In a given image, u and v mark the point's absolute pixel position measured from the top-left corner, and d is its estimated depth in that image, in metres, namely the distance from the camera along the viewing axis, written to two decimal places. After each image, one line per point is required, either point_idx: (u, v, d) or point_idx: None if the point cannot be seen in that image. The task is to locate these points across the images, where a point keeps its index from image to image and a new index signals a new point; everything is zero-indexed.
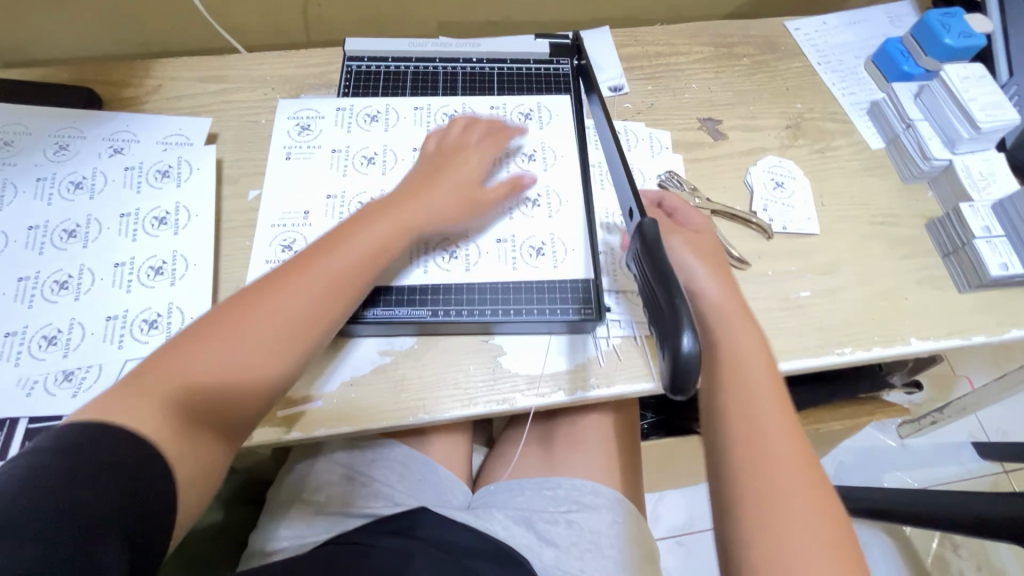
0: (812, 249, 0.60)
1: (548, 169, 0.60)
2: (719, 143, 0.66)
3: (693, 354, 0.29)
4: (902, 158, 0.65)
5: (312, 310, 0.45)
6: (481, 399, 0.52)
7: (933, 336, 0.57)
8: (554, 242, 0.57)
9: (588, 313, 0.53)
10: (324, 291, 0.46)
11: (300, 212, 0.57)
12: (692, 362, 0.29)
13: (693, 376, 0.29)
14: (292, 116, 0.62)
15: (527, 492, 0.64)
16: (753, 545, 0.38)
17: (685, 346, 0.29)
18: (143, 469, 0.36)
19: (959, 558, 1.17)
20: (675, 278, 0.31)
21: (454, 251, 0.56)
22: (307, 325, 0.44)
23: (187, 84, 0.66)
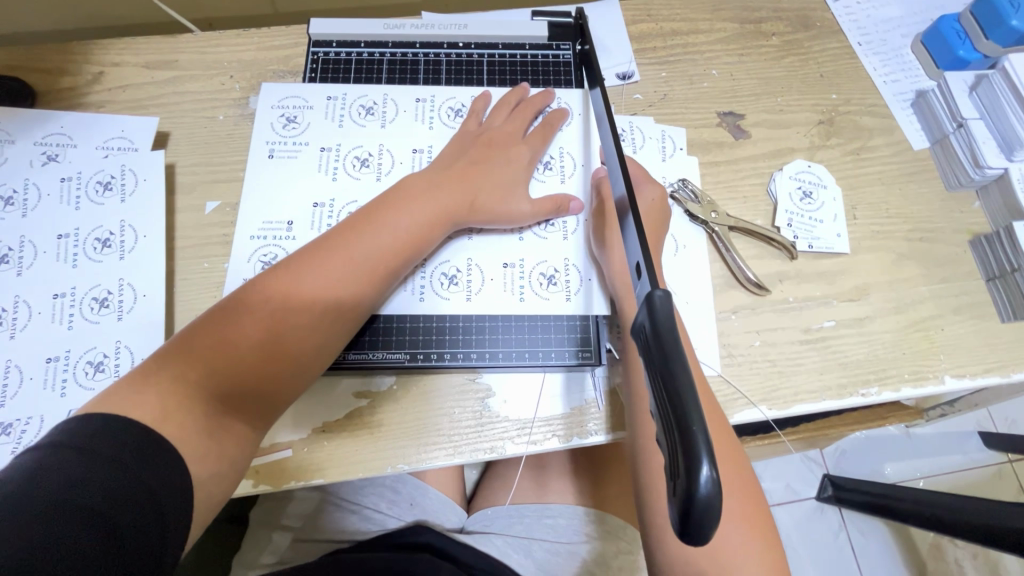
0: (840, 271, 0.53)
1: (566, 180, 0.53)
2: (740, 142, 0.58)
3: (709, 491, 0.23)
4: (949, 162, 0.57)
5: (338, 310, 0.42)
6: (467, 448, 0.47)
7: (969, 373, 0.51)
8: (569, 269, 0.51)
9: (586, 357, 0.49)
10: (337, 296, 0.42)
11: (283, 223, 0.50)
12: (710, 500, 0.23)
13: (715, 517, 0.23)
14: (276, 106, 0.54)
15: (526, 520, 0.59)
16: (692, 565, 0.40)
17: (700, 479, 0.23)
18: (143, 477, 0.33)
19: (956, 548, 1.16)
20: (685, 377, 0.26)
21: (455, 276, 0.50)
22: (333, 325, 0.42)
23: (133, 71, 0.57)
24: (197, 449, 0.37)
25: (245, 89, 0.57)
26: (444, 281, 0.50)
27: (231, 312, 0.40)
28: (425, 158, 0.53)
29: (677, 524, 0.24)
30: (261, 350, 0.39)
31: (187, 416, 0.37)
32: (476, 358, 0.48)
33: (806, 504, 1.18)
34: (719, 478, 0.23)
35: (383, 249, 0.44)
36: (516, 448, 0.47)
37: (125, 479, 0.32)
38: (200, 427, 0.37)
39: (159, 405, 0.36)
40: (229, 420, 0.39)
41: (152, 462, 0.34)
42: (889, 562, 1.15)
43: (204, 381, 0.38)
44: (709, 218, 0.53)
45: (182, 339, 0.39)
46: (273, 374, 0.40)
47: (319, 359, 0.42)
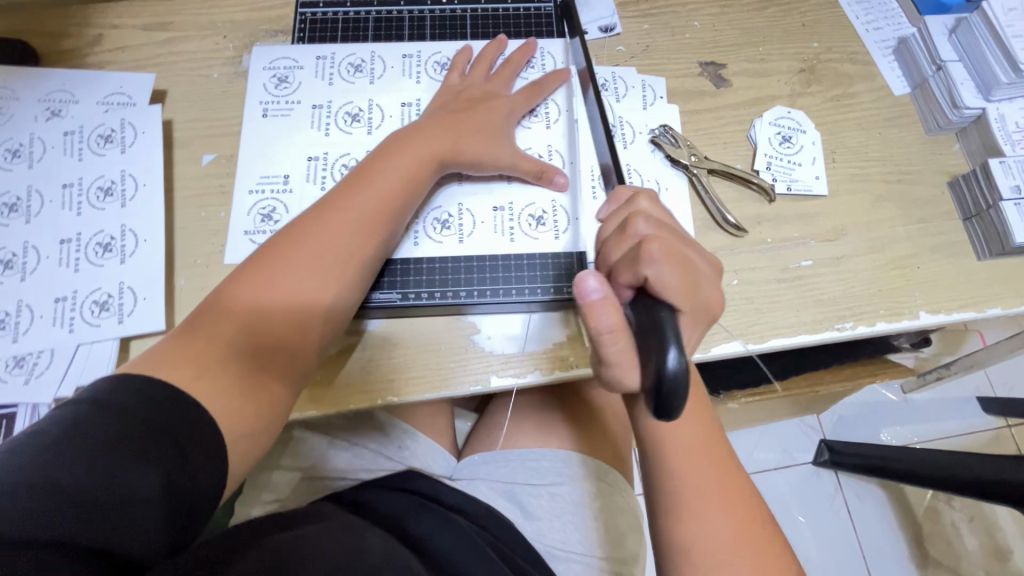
0: (818, 212, 0.55)
1: (552, 126, 0.55)
2: (721, 91, 0.59)
3: (675, 375, 0.31)
4: (929, 105, 0.58)
5: (344, 262, 0.44)
6: (452, 378, 0.49)
7: (944, 309, 0.52)
8: (556, 211, 0.53)
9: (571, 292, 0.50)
10: (345, 252, 0.44)
11: (279, 176, 0.52)
12: (677, 375, 0.31)
13: (683, 391, 0.31)
14: (269, 66, 0.56)
15: (510, 463, 0.63)
16: None
17: (669, 363, 0.31)
18: (177, 431, 0.35)
19: (951, 510, 1.18)
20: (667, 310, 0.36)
21: (447, 220, 0.52)
22: (347, 275, 0.45)
23: (130, 33, 0.60)
24: (233, 397, 0.39)
25: (238, 47, 0.59)
26: (438, 225, 0.52)
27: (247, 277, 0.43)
28: (414, 111, 0.55)
29: (649, 343, 0.33)
30: (286, 302, 0.42)
31: (222, 371, 0.39)
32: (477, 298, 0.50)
33: (801, 468, 1.19)
34: (684, 359, 0.31)
35: (381, 198, 0.46)
36: (505, 381, 0.49)
37: (158, 439, 0.34)
38: (234, 381, 0.40)
39: (192, 366, 0.39)
40: (261, 378, 0.41)
41: (184, 417, 0.36)
42: (884, 524, 1.16)
43: (234, 337, 0.41)
44: (689, 162, 0.55)
45: (202, 312, 0.42)
46: (290, 321, 0.42)
47: (340, 305, 0.44)
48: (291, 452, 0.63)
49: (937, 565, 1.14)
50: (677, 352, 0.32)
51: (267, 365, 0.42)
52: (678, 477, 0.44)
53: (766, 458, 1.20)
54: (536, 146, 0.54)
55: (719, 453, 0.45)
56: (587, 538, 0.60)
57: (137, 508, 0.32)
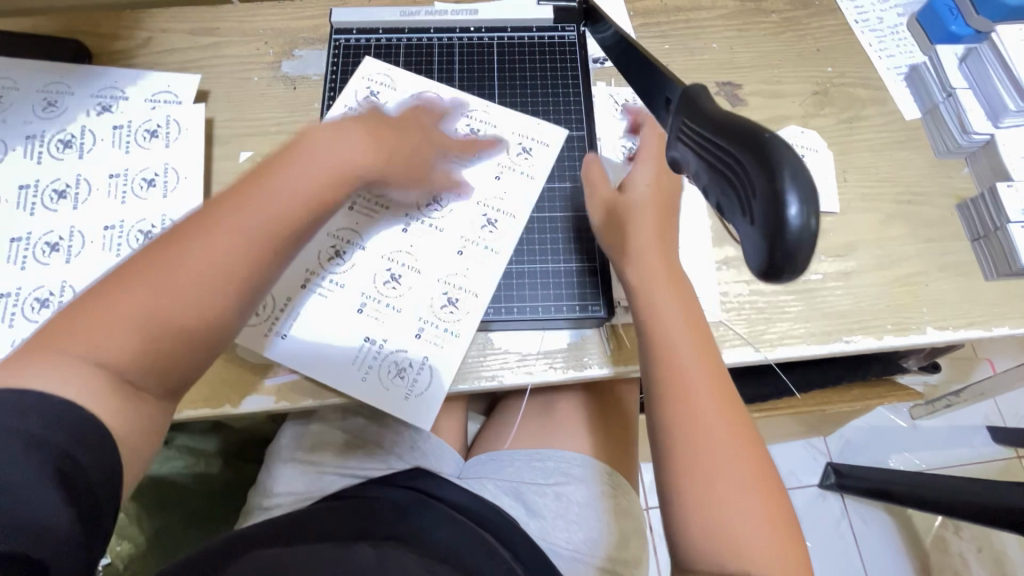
0: (829, 228, 0.56)
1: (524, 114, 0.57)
2: (737, 110, 0.61)
3: (798, 226, 0.25)
4: (939, 130, 0.59)
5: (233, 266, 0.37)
6: (469, 376, 0.50)
7: (952, 326, 0.53)
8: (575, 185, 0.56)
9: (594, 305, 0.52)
10: (233, 254, 0.37)
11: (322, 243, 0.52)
12: (800, 232, 0.25)
13: (811, 246, 0.25)
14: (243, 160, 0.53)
15: (517, 463, 0.65)
16: (689, 477, 0.42)
17: (790, 215, 0.25)
18: (67, 438, 0.32)
19: (959, 539, 1.16)
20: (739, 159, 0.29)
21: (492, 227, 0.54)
22: (228, 284, 0.37)
23: (178, 37, 0.63)
24: (104, 402, 0.34)
25: (278, 53, 0.63)
26: (483, 222, 0.54)
27: (138, 261, 0.37)
28: None
29: (755, 180, 0.27)
30: (175, 295, 0.36)
31: (96, 376, 0.34)
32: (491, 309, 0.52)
33: (808, 491, 1.18)
34: (813, 208, 0.25)
35: (295, 204, 0.39)
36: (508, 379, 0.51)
37: (34, 450, 0.31)
38: (108, 384, 0.35)
39: (57, 366, 0.33)
40: (134, 385, 0.36)
41: (69, 426, 0.33)
42: (891, 551, 1.15)
43: (101, 337, 0.35)
44: None
45: (75, 305, 0.36)
46: (163, 323, 0.36)
47: (241, 307, 0.39)
48: (304, 445, 0.66)
49: None
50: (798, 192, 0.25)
51: (141, 370, 0.36)
52: (668, 381, 0.44)
53: None
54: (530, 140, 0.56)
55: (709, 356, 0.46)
56: (591, 538, 0.60)
57: (39, 509, 0.30)
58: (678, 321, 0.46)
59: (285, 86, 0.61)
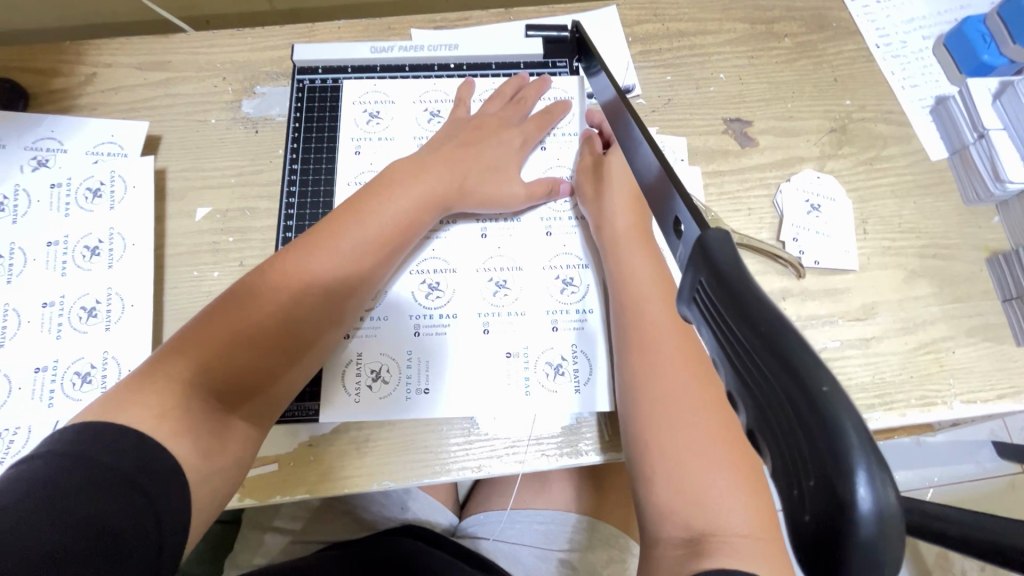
0: (848, 287, 0.51)
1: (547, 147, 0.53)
2: (747, 151, 0.56)
3: (872, 523, 0.14)
4: (969, 175, 0.54)
5: (326, 295, 0.42)
6: (453, 466, 0.45)
7: (980, 399, 0.49)
8: None
9: (603, 378, 0.46)
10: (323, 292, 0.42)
11: None
12: (879, 526, 0.14)
13: (897, 544, 0.15)
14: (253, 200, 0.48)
15: (516, 526, 0.61)
16: (644, 414, 0.39)
17: (857, 505, 0.14)
18: (157, 481, 0.33)
19: (963, 558, 1.12)
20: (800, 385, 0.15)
21: (506, 289, 0.48)
22: (324, 311, 0.42)
23: (125, 73, 0.57)
24: (196, 442, 0.36)
25: (238, 91, 0.56)
26: (493, 288, 0.48)
27: (231, 298, 0.40)
28: None
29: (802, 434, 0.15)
30: (270, 323, 0.40)
31: (192, 409, 0.37)
32: (560, 324, 0.47)
33: None
34: (892, 489, 0.14)
35: (372, 246, 0.44)
36: (537, 459, 0.45)
37: (123, 488, 0.32)
38: (200, 422, 0.37)
39: (160, 405, 0.35)
40: (227, 421, 0.39)
41: (151, 467, 0.33)
42: None
43: (200, 373, 0.37)
44: None
45: (176, 337, 0.39)
46: (257, 360, 0.39)
47: (328, 341, 0.43)
48: (285, 513, 0.61)
49: None
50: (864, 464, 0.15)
51: (237, 405, 0.39)
52: (632, 328, 0.42)
53: None
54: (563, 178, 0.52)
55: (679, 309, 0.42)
56: None
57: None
58: (646, 270, 0.44)
59: (245, 129, 0.55)
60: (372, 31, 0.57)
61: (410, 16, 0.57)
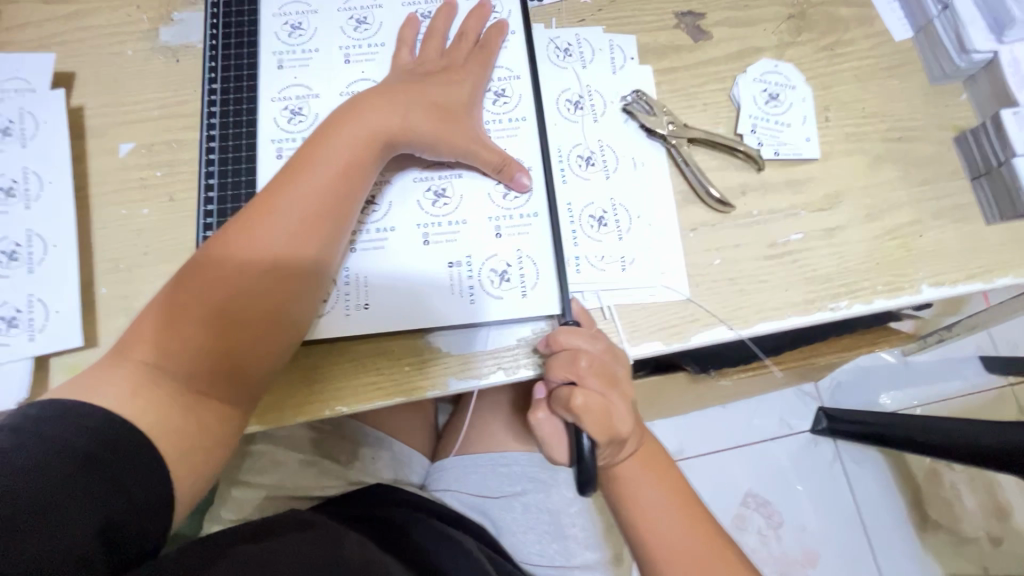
0: (810, 178, 0.49)
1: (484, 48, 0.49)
2: (700, 45, 0.52)
3: None
4: (934, 51, 0.51)
5: (271, 267, 0.40)
6: (405, 388, 0.43)
7: (949, 281, 0.47)
8: (563, 159, 0.48)
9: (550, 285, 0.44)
10: (268, 266, 0.40)
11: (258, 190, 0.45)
12: None
13: None
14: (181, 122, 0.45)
15: (479, 471, 0.57)
16: None
17: None
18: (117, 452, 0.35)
19: (952, 472, 1.13)
20: None
21: (445, 195, 0.46)
22: (271, 284, 0.40)
23: (29, 7, 0.53)
24: (158, 421, 0.37)
25: (153, 19, 0.52)
26: (432, 199, 0.46)
27: (184, 281, 0.40)
28: (360, 84, 0.47)
29: None
30: (215, 306, 0.39)
31: (157, 390, 0.38)
32: (505, 230, 0.45)
33: (799, 438, 1.14)
34: None
35: (308, 210, 0.41)
36: (494, 373, 0.44)
37: (85, 470, 0.33)
38: (167, 403, 0.38)
39: (123, 387, 0.37)
40: (198, 401, 0.39)
41: (115, 445, 0.35)
42: (885, 491, 1.12)
43: (157, 359, 0.38)
44: (666, 131, 0.48)
45: (138, 325, 0.40)
46: (209, 342, 0.39)
47: (285, 314, 0.40)
48: (248, 468, 0.57)
49: (936, 529, 1.11)
50: None
51: (203, 384, 0.39)
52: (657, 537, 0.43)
53: (763, 430, 1.14)
54: (501, 78, 0.49)
55: (707, 529, 0.44)
56: (569, 547, 0.56)
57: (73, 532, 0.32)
58: (680, 533, 0.43)
59: (164, 58, 0.51)
60: None
61: None
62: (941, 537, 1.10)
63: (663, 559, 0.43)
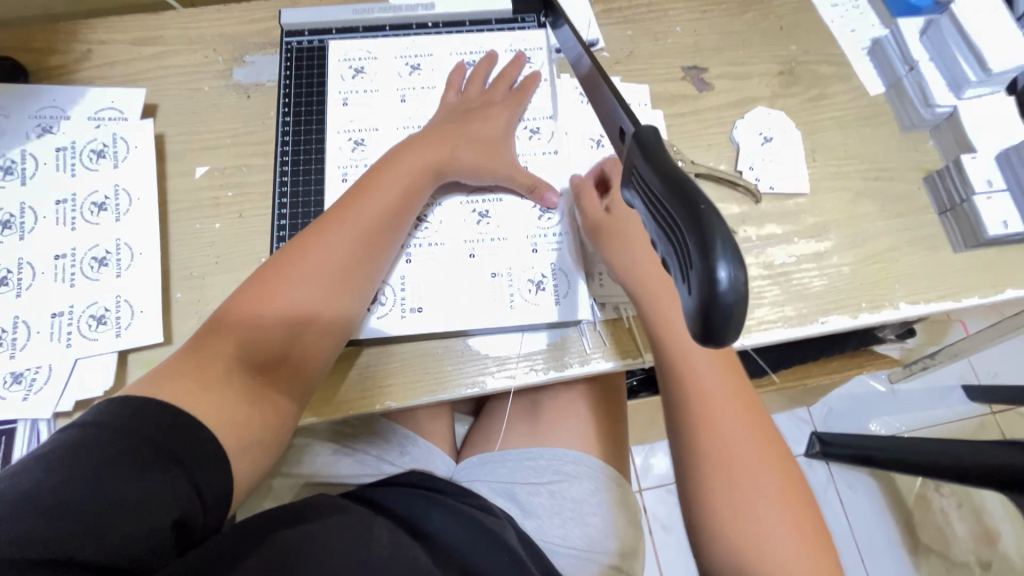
0: (801, 209, 0.56)
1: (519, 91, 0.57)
2: (704, 94, 0.60)
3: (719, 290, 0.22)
4: (904, 104, 0.60)
5: (340, 275, 0.45)
6: (450, 384, 0.49)
7: (923, 301, 0.54)
8: None
9: (579, 294, 0.50)
10: (337, 273, 0.45)
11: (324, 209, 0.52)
12: (730, 290, 0.22)
13: (741, 311, 0.22)
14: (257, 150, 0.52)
15: (508, 463, 0.62)
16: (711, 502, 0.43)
17: (718, 280, 0.22)
18: (181, 442, 0.36)
19: (941, 496, 1.18)
20: (691, 224, 0.23)
21: (488, 215, 0.53)
22: (341, 289, 0.45)
23: (119, 48, 0.60)
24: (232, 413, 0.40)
25: (228, 60, 0.60)
26: (476, 218, 0.53)
27: (254, 286, 0.44)
28: (413, 121, 0.55)
29: (688, 247, 0.24)
30: (288, 307, 0.43)
31: (226, 385, 0.41)
32: (540, 246, 0.52)
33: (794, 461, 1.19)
34: (741, 269, 0.22)
35: (372, 226, 0.47)
36: (525, 372, 0.49)
37: (156, 457, 0.35)
38: (240, 396, 0.41)
39: (194, 384, 0.39)
40: (266, 394, 0.42)
41: (185, 434, 0.37)
42: (877, 514, 1.16)
43: (230, 356, 0.42)
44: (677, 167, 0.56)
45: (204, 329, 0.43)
46: (280, 339, 0.43)
47: (347, 318, 0.46)
48: (293, 458, 0.63)
49: (928, 552, 1.14)
50: (728, 255, 0.22)
51: (272, 377, 0.43)
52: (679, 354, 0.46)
53: None
54: (535, 118, 0.56)
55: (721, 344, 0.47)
56: (590, 534, 0.58)
57: (136, 521, 0.32)
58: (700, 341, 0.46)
59: (237, 94, 0.58)
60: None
61: None
62: (933, 561, 1.13)
63: (708, 434, 0.44)
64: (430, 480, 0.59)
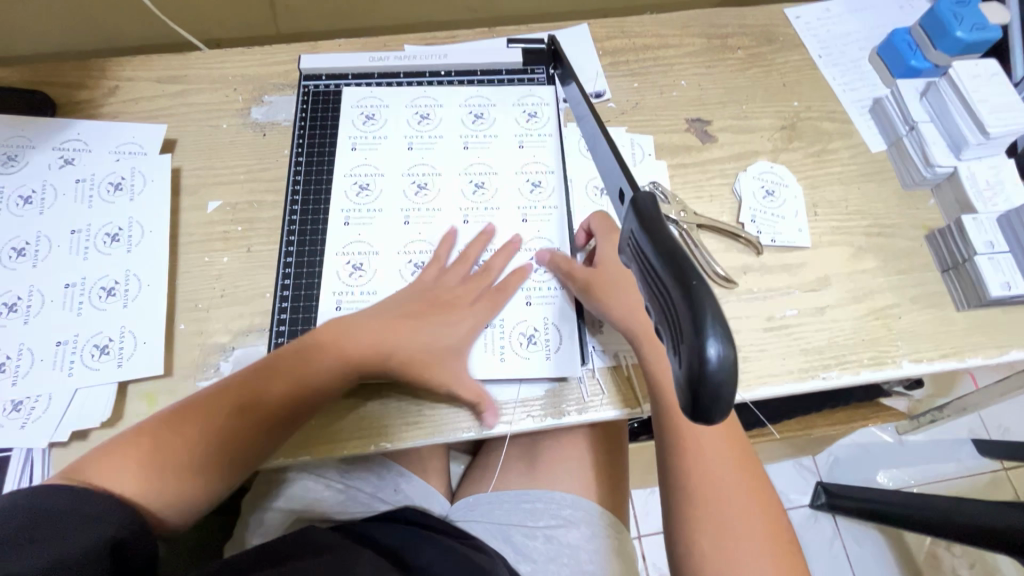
0: (802, 263, 0.57)
1: (524, 142, 0.58)
2: (707, 146, 0.62)
3: (713, 366, 0.22)
4: (905, 163, 0.61)
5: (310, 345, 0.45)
6: (449, 425, 0.48)
7: (927, 359, 0.53)
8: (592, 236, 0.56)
9: (577, 342, 0.51)
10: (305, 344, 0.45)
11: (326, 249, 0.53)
12: (720, 367, 0.22)
13: (731, 388, 0.22)
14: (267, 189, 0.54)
15: (505, 505, 0.61)
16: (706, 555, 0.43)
17: (709, 357, 0.22)
18: None
19: (951, 556, 1.13)
20: (687, 297, 0.23)
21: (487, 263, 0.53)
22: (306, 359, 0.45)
23: (145, 85, 0.62)
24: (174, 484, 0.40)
25: (247, 100, 0.62)
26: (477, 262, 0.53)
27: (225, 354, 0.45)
28: (419, 167, 0.57)
29: (680, 318, 0.24)
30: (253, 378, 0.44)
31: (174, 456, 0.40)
32: (537, 295, 0.52)
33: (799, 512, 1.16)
34: (730, 347, 0.22)
35: None
36: (520, 420, 0.49)
37: None
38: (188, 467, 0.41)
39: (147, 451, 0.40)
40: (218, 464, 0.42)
41: None
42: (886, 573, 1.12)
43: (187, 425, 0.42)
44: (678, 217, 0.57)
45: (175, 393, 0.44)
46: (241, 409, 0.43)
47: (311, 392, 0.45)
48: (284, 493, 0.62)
49: None
50: (718, 331, 0.23)
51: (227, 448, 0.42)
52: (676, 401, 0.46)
53: None
54: (539, 168, 0.57)
55: None
56: None
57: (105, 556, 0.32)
58: None
59: (254, 132, 0.60)
60: (369, 46, 0.63)
61: (402, 36, 0.65)
62: None
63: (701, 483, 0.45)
64: (422, 518, 0.58)
